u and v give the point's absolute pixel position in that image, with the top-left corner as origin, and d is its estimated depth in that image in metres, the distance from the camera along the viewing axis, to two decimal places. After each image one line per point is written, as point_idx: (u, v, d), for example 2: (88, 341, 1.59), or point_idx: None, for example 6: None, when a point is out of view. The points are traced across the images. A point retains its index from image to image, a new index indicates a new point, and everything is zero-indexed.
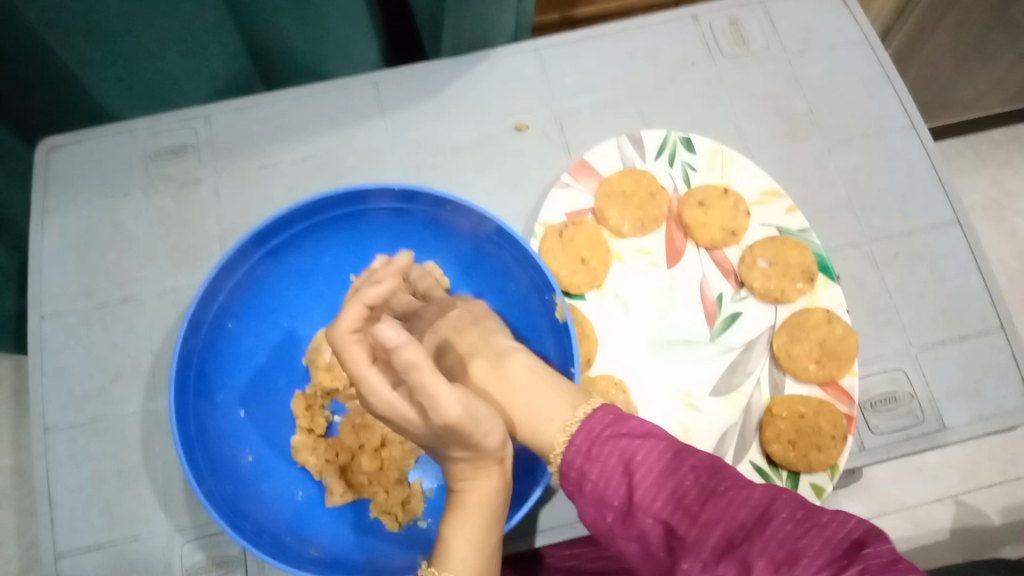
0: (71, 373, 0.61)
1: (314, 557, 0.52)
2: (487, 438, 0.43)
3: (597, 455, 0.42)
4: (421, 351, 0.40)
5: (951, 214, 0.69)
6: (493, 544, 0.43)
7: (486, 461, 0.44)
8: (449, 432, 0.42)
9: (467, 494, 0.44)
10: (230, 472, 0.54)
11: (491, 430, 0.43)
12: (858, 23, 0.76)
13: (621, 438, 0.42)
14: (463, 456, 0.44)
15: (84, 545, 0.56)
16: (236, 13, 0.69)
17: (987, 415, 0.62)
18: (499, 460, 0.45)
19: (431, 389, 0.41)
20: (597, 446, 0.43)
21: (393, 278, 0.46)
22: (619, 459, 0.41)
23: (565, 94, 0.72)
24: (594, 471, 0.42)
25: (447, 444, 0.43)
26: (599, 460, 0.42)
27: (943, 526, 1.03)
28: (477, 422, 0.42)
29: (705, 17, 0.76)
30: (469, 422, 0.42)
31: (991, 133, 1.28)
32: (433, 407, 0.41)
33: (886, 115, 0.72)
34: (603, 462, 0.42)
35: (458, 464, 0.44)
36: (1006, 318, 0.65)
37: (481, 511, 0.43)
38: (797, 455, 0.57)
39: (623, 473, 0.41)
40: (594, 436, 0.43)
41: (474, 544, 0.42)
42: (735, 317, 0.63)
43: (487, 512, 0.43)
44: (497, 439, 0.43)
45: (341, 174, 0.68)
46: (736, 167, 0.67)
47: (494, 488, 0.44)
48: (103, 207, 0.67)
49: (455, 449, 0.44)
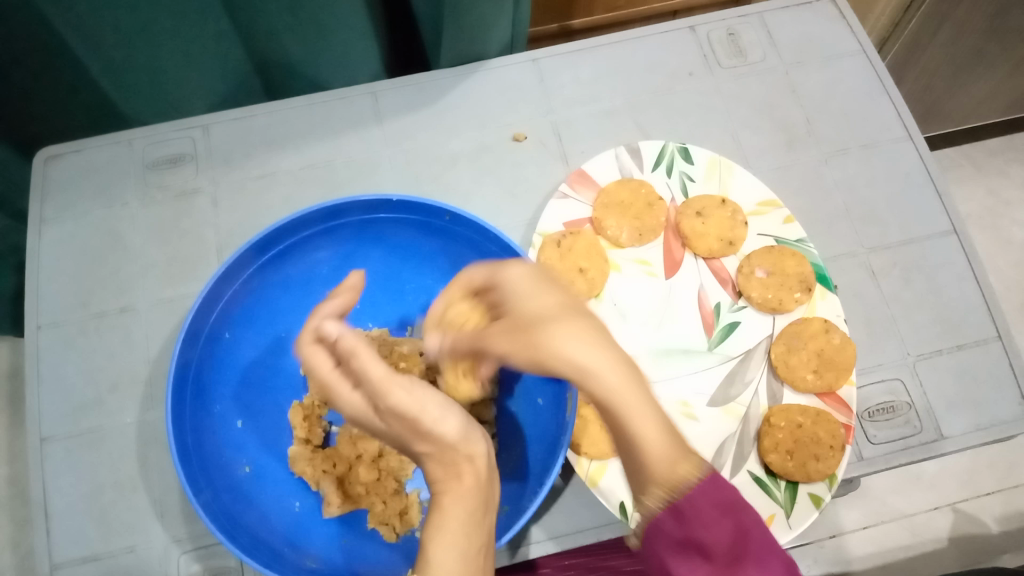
0: (68, 383, 0.61)
1: (310, 568, 0.51)
2: (441, 426, 0.41)
3: (718, 513, 0.37)
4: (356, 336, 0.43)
5: (948, 224, 0.69)
6: (473, 550, 0.38)
7: (455, 460, 0.41)
8: (401, 421, 0.41)
9: (450, 495, 0.40)
10: (226, 484, 0.53)
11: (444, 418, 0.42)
12: (854, 33, 0.77)
13: (739, 505, 0.38)
14: (428, 454, 0.42)
15: (79, 556, 0.56)
16: (240, 26, 0.70)
17: (986, 425, 0.61)
18: (469, 458, 0.41)
19: (374, 382, 0.42)
20: (720, 508, 0.37)
21: (350, 295, 0.49)
22: (736, 522, 0.37)
23: (563, 104, 0.72)
24: (701, 521, 0.37)
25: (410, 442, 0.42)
26: (715, 518, 0.37)
27: (941, 535, 1.03)
28: (425, 408, 0.41)
29: (702, 27, 0.76)
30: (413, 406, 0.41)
31: (986, 142, 1.29)
32: (378, 395, 0.42)
33: (882, 125, 0.73)
34: (720, 520, 0.37)
35: (429, 465, 0.42)
36: (1003, 328, 0.65)
37: (461, 513, 0.39)
38: (795, 465, 0.57)
39: (741, 539, 0.37)
40: (714, 488, 0.37)
41: (455, 549, 0.38)
42: (733, 327, 0.63)
43: (466, 515, 0.39)
44: (453, 429, 0.41)
45: (339, 183, 0.69)
46: (733, 177, 0.67)
47: (472, 485, 0.41)
48: (101, 217, 0.67)
49: (421, 446, 0.42)
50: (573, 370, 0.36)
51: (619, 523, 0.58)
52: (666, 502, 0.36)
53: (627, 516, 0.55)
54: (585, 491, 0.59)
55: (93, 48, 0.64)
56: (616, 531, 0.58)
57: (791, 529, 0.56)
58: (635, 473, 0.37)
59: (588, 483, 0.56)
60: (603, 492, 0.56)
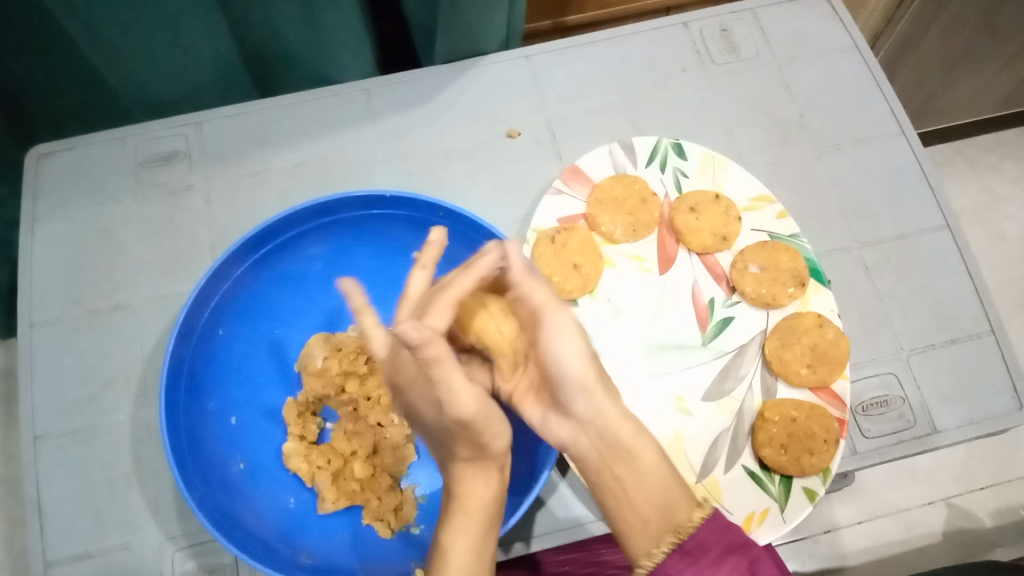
0: (61, 382, 0.61)
1: (304, 564, 0.51)
2: (494, 441, 0.42)
3: (725, 553, 0.45)
4: (446, 346, 0.37)
5: (940, 219, 0.69)
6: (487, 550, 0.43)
7: (489, 466, 0.44)
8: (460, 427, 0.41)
9: (469, 499, 0.44)
10: (220, 480, 0.53)
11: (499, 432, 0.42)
12: (846, 29, 0.77)
13: (741, 544, 0.46)
14: (468, 455, 0.43)
15: (74, 554, 0.56)
16: (237, 23, 0.69)
17: (979, 418, 0.62)
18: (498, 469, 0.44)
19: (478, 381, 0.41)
20: (727, 547, 0.46)
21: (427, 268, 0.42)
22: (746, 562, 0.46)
23: (557, 101, 0.72)
24: (711, 559, 0.45)
25: (454, 441, 0.43)
26: (723, 557, 0.45)
27: (935, 530, 1.04)
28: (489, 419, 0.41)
29: (695, 23, 0.76)
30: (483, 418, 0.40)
31: (979, 139, 1.30)
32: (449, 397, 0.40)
33: (875, 121, 0.73)
34: (726, 557, 0.45)
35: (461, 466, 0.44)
36: (995, 322, 0.65)
37: (478, 517, 0.43)
38: (789, 458, 0.57)
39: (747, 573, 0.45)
40: (719, 529, 0.46)
41: (469, 553, 0.42)
42: (727, 322, 0.63)
43: (481, 522, 0.43)
44: (502, 443, 0.43)
45: (333, 180, 0.68)
46: (726, 172, 0.67)
47: (486, 495, 0.44)
48: (94, 214, 0.67)
49: (461, 448, 0.43)
50: (598, 404, 0.44)
51: None
52: (677, 544, 0.45)
53: None
54: (580, 486, 0.59)
55: (87, 38, 0.64)
56: None
57: (785, 523, 0.56)
58: (653, 521, 0.45)
59: None
60: None
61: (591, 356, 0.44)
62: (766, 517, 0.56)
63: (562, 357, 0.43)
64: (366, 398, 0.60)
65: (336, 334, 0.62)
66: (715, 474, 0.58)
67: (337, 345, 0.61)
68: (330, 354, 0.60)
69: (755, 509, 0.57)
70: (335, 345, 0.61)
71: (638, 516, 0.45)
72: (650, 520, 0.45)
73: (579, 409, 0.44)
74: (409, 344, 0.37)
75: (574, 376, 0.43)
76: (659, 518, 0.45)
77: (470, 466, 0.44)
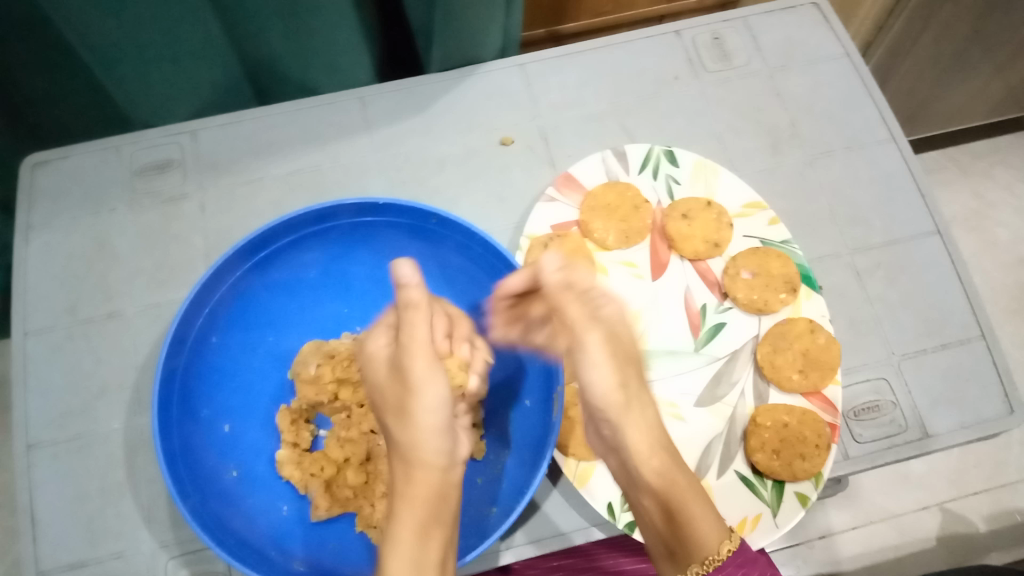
0: (55, 389, 0.61)
1: (298, 571, 0.52)
2: (427, 419, 0.45)
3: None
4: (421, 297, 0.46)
5: (931, 225, 0.70)
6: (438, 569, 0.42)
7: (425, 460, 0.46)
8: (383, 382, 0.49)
9: (414, 489, 0.45)
10: (213, 488, 0.53)
11: (433, 410, 0.46)
12: (837, 38, 0.78)
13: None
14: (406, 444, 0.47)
15: (66, 563, 0.56)
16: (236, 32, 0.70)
17: (970, 423, 0.62)
18: (436, 469, 0.46)
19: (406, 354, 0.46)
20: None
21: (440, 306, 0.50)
22: None
23: (550, 109, 0.73)
24: None
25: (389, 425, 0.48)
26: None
27: (929, 535, 1.04)
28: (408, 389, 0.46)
29: (687, 32, 0.77)
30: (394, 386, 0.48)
31: (972, 145, 1.31)
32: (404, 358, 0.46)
33: (867, 128, 0.74)
34: None
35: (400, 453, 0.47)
36: (985, 327, 0.66)
37: (423, 506, 0.44)
38: (781, 464, 0.57)
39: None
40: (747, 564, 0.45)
41: (419, 562, 0.42)
42: (719, 328, 0.64)
43: (424, 517, 0.43)
44: (435, 425, 0.46)
45: (327, 187, 0.69)
46: (718, 179, 0.68)
47: (436, 481, 0.45)
48: (88, 222, 0.67)
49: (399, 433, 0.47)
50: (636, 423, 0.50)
51: (607, 524, 0.58)
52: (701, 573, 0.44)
53: (615, 516, 0.55)
54: (573, 493, 0.59)
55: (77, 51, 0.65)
56: (604, 532, 0.58)
57: (778, 528, 0.56)
58: (677, 548, 0.47)
59: (576, 484, 0.56)
60: (591, 493, 0.56)
61: (620, 384, 0.50)
62: (758, 523, 0.56)
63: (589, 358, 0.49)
64: (359, 405, 0.60)
65: (330, 341, 0.62)
66: (708, 479, 0.58)
67: (330, 352, 0.61)
68: (323, 362, 0.60)
69: (747, 515, 0.57)
70: (328, 353, 0.61)
71: (665, 543, 0.48)
72: (674, 544, 0.47)
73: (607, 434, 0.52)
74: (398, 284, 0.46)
75: (601, 397, 0.50)
76: (683, 546, 0.46)
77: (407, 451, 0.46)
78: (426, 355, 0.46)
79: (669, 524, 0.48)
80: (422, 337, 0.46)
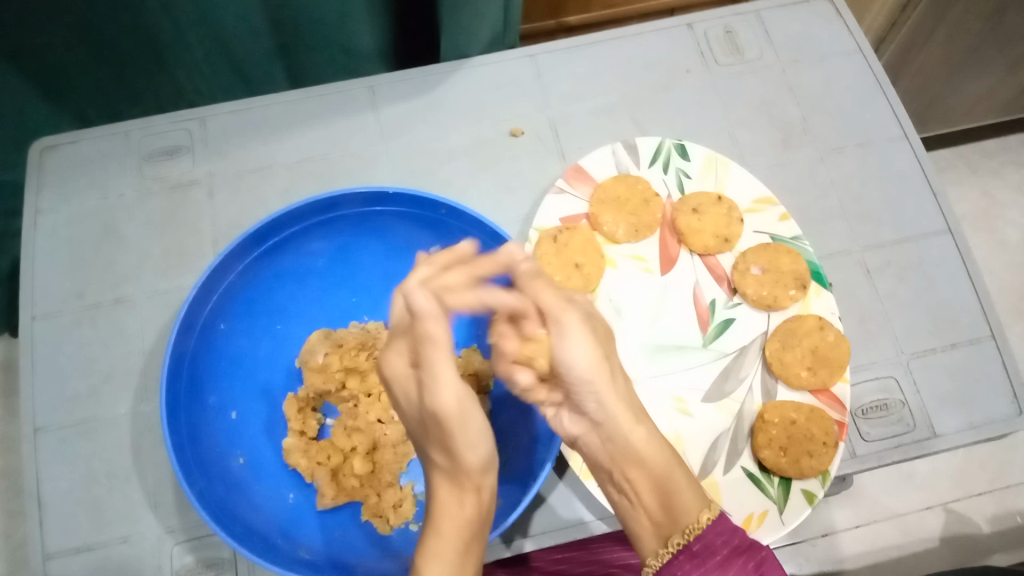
0: (63, 374, 0.61)
1: (304, 559, 0.52)
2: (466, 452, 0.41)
3: (733, 555, 0.42)
4: (442, 328, 0.39)
5: (942, 224, 0.69)
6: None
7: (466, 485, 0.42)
8: (434, 421, 0.41)
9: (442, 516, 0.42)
10: (221, 475, 0.53)
11: (482, 440, 0.42)
12: (851, 33, 0.77)
13: (749, 545, 0.43)
14: (443, 464, 0.43)
15: (72, 547, 0.56)
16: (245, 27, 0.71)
17: (979, 423, 0.62)
18: (484, 479, 0.42)
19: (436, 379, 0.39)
20: (734, 550, 0.42)
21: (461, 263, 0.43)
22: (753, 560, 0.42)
23: (561, 101, 0.72)
24: (719, 562, 0.42)
25: (429, 447, 0.43)
26: (731, 559, 0.42)
27: (932, 535, 1.04)
28: (464, 424, 0.40)
29: (700, 25, 0.76)
30: (453, 422, 0.40)
31: (983, 144, 1.30)
32: (430, 387, 0.40)
33: (879, 124, 0.73)
34: (734, 558, 0.42)
35: (438, 472, 0.43)
36: (996, 327, 0.65)
37: (456, 538, 0.41)
38: (788, 460, 0.57)
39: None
40: (727, 531, 0.43)
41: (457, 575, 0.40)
42: (728, 324, 0.63)
43: (464, 540, 0.41)
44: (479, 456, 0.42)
45: (336, 177, 0.69)
46: (729, 174, 0.67)
47: (476, 505, 0.42)
48: (96, 206, 0.67)
49: (436, 454, 0.43)
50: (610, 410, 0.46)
51: (612, 518, 0.58)
52: (684, 544, 0.43)
53: None
54: (579, 486, 0.59)
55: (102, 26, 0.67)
56: (609, 526, 0.58)
57: (784, 525, 0.56)
58: (663, 521, 0.45)
59: (582, 476, 0.56)
60: (596, 486, 0.56)
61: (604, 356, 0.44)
62: (764, 519, 0.56)
63: (564, 340, 0.43)
64: (366, 395, 0.60)
65: (338, 331, 0.62)
66: (715, 475, 0.58)
67: (338, 341, 0.61)
68: (331, 350, 0.60)
69: (753, 511, 0.57)
70: (336, 342, 0.61)
71: (648, 518, 0.46)
72: (661, 520, 0.45)
73: (591, 410, 0.46)
74: (415, 316, 0.39)
75: (583, 373, 0.44)
76: (668, 518, 0.45)
77: (450, 479, 0.43)
78: (456, 386, 0.40)
79: (657, 496, 0.46)
80: (450, 370, 0.40)
